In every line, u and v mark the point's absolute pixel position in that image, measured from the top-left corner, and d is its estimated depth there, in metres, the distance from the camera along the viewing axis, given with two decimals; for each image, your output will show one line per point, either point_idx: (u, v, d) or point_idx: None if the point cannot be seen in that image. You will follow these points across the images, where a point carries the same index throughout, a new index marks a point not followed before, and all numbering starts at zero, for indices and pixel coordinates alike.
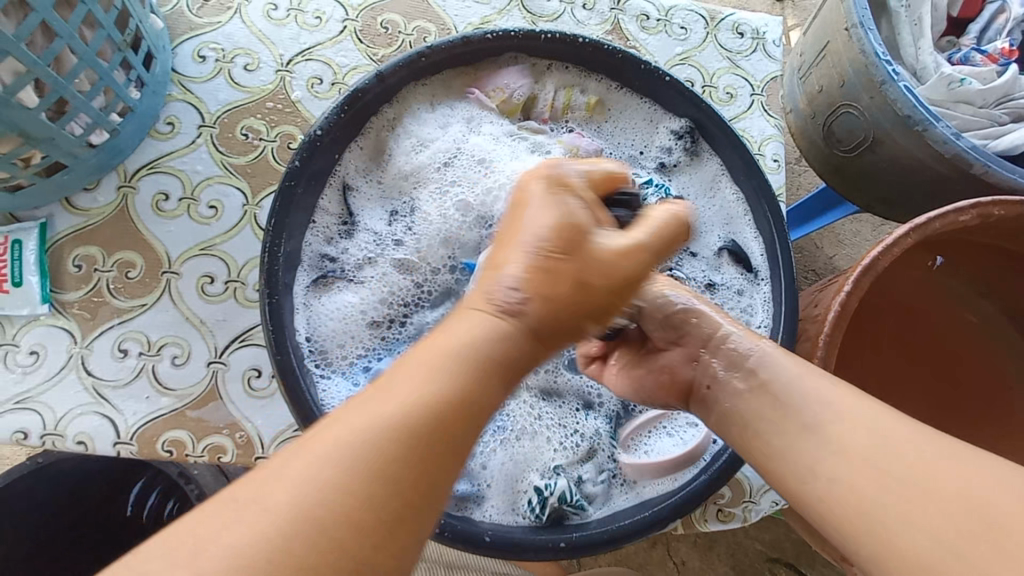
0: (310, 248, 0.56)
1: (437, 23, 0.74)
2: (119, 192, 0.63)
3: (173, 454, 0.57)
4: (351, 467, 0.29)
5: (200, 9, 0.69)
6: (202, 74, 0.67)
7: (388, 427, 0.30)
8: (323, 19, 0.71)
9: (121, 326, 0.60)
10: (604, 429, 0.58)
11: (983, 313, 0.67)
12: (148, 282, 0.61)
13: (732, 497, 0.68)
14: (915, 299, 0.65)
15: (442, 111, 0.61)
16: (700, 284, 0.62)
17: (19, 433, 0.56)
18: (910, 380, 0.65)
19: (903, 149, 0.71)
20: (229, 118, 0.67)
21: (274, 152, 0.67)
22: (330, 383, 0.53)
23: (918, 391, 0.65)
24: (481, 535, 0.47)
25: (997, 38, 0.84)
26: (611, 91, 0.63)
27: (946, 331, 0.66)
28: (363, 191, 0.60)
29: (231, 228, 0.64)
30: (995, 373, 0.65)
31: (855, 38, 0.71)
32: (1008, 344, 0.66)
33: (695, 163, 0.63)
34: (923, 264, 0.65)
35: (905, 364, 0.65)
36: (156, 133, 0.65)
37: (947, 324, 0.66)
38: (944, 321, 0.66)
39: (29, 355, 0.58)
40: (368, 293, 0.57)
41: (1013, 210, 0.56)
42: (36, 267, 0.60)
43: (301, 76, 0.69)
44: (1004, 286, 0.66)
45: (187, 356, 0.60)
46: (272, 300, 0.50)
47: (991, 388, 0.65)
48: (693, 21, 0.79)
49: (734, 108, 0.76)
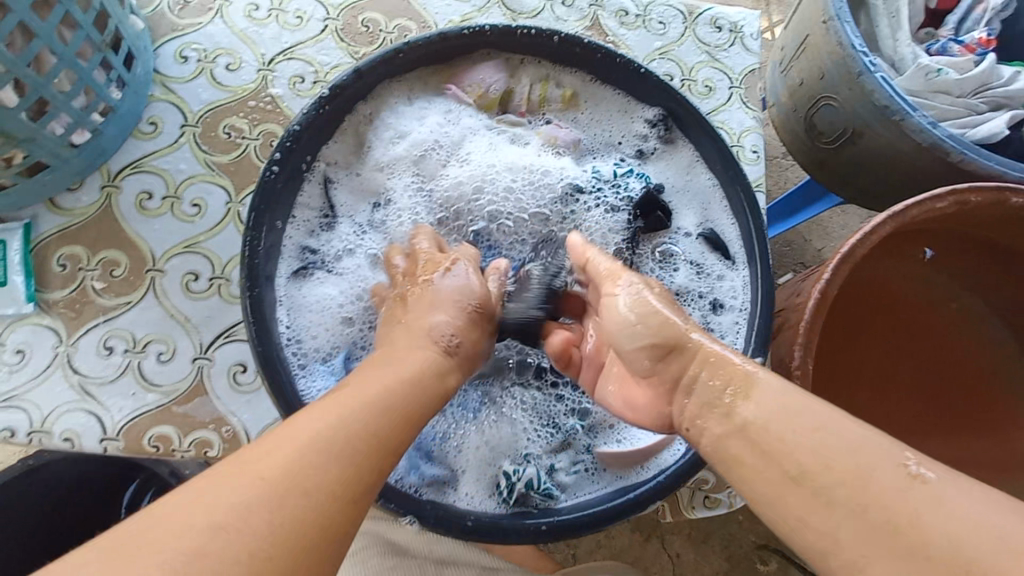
0: (291, 241, 0.56)
1: (418, 21, 0.74)
2: (103, 192, 0.64)
3: (160, 449, 0.58)
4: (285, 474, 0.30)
5: (181, 10, 0.70)
6: (184, 75, 0.68)
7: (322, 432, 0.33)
8: (304, 19, 0.72)
9: (106, 324, 0.60)
10: (580, 421, 0.56)
11: (964, 303, 0.68)
12: (132, 281, 0.62)
13: (716, 483, 0.70)
14: (907, 291, 0.66)
15: (419, 104, 0.62)
16: (688, 262, 0.62)
17: (6, 430, 0.57)
18: (903, 381, 0.66)
19: (881, 140, 0.72)
20: (211, 117, 0.67)
21: (257, 150, 0.67)
22: (313, 373, 0.54)
23: (911, 393, 0.66)
24: (464, 520, 0.47)
25: (974, 28, 0.86)
26: (587, 83, 0.64)
27: (926, 320, 0.67)
28: (343, 185, 0.60)
29: (215, 226, 0.64)
30: (991, 380, 0.66)
31: (832, 30, 0.72)
32: (1010, 355, 0.67)
33: (670, 151, 0.64)
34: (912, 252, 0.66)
35: (892, 361, 0.66)
36: (139, 134, 0.65)
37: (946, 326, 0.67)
38: (941, 319, 0.67)
39: (15, 354, 0.59)
40: (350, 285, 0.58)
41: (989, 197, 0.57)
42: (21, 267, 0.60)
43: (283, 75, 0.70)
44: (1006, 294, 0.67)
45: (173, 353, 0.60)
46: (253, 292, 0.50)
47: (980, 396, 0.66)
48: (672, 16, 0.80)
49: (713, 101, 0.77)
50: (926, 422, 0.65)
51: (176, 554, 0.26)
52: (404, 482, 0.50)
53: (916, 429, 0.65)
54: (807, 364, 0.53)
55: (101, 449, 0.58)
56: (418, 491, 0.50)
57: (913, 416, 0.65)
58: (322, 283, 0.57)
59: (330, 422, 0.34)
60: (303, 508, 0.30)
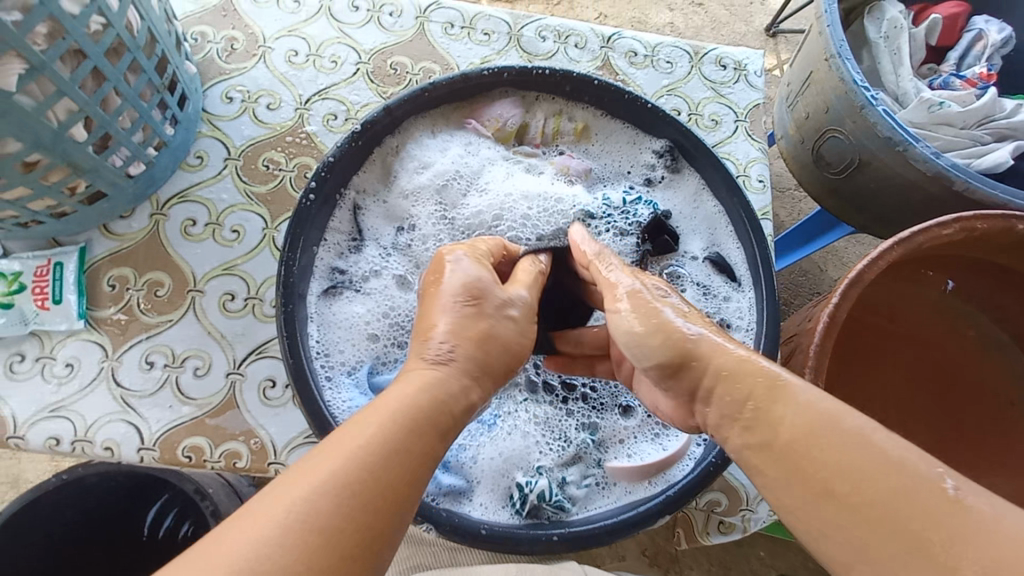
0: (323, 262, 0.60)
1: (442, 64, 0.81)
2: (152, 219, 0.69)
3: (192, 459, 0.61)
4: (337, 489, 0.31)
5: (228, 56, 0.77)
6: (229, 113, 0.74)
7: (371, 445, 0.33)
8: (339, 63, 0.78)
9: (148, 340, 0.65)
10: (591, 436, 0.58)
11: (978, 324, 0.68)
12: (174, 300, 0.66)
13: (729, 506, 0.70)
14: (914, 316, 0.67)
15: (442, 138, 0.67)
16: (698, 285, 0.65)
17: (52, 438, 0.61)
18: (915, 408, 0.65)
19: (888, 169, 0.75)
20: (252, 151, 0.73)
21: (292, 181, 0.73)
22: (340, 385, 0.57)
23: (922, 419, 0.65)
24: (479, 529, 0.49)
25: (976, 63, 0.90)
26: (597, 117, 0.69)
27: (939, 341, 0.68)
28: (371, 211, 0.65)
29: (252, 250, 0.69)
30: (999, 399, 0.66)
31: (834, 67, 0.75)
32: (1015, 372, 0.67)
33: (678, 179, 0.68)
34: (918, 278, 0.67)
35: (901, 387, 0.66)
36: (187, 166, 0.72)
37: (953, 350, 0.67)
38: (947, 342, 0.68)
39: (65, 366, 0.63)
40: (377, 303, 0.62)
41: (995, 224, 0.59)
42: (74, 286, 0.65)
43: (318, 113, 0.76)
44: (1007, 311, 0.67)
45: (208, 367, 0.64)
46: (287, 308, 0.54)
47: (990, 417, 0.65)
48: (678, 56, 0.85)
49: (719, 134, 0.81)
50: (944, 441, 0.65)
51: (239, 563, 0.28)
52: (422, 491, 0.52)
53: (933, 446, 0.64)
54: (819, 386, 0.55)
55: (138, 458, 0.61)
56: (435, 500, 0.52)
57: (929, 434, 0.65)
58: (350, 301, 0.61)
59: (376, 436, 0.34)
60: (354, 512, 0.31)
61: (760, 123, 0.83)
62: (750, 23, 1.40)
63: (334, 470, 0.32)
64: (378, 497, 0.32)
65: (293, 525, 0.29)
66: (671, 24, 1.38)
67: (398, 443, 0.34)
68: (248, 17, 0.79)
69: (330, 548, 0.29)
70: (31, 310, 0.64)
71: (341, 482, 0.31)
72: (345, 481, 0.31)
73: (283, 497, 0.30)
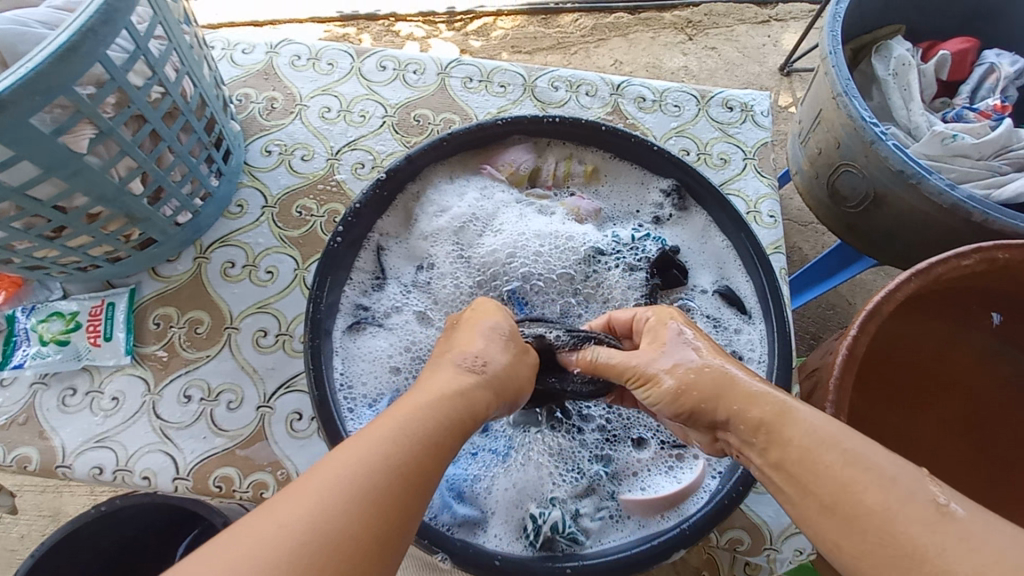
0: (348, 299, 0.64)
1: (461, 114, 0.87)
2: (195, 262, 0.75)
3: (223, 489, 0.64)
4: (392, 459, 0.33)
5: (268, 114, 0.85)
6: (267, 165, 0.81)
7: (419, 421, 0.36)
8: (366, 117, 0.85)
9: (187, 374, 0.69)
10: (604, 469, 0.59)
11: (1017, 364, 0.66)
12: (212, 337, 0.71)
13: (752, 544, 0.67)
14: (937, 352, 0.66)
15: (459, 183, 0.72)
16: (710, 318, 0.66)
17: (96, 468, 0.65)
18: (938, 447, 0.64)
19: (903, 200, 0.75)
20: (287, 199, 0.79)
21: (322, 225, 0.79)
22: (362, 417, 0.60)
23: (944, 458, 0.63)
24: (492, 559, 0.50)
25: (990, 96, 0.90)
26: (607, 160, 0.73)
27: (973, 380, 0.66)
28: (393, 252, 0.69)
29: (284, 289, 0.74)
30: None
31: (841, 104, 0.77)
32: None
33: (686, 217, 0.71)
34: (942, 313, 0.66)
35: (924, 424, 0.64)
36: (228, 214, 0.78)
37: (979, 389, 0.66)
38: (972, 380, 0.66)
39: (111, 400, 0.68)
40: (398, 337, 0.65)
41: (1014, 255, 0.58)
42: (123, 325, 0.71)
43: (347, 162, 0.82)
44: None
45: (240, 401, 0.68)
46: (314, 342, 0.58)
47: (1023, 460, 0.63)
48: (686, 100, 0.89)
49: (728, 171, 0.84)
50: (979, 480, 0.62)
51: (312, 515, 0.29)
52: (438, 521, 0.54)
53: (970, 489, 0.62)
54: (839, 423, 0.54)
55: (173, 487, 0.65)
56: (450, 530, 0.54)
57: (953, 472, 0.63)
58: (371, 335, 0.64)
59: (422, 412, 0.37)
60: (406, 477, 0.33)
61: (770, 161, 0.85)
62: (763, 63, 1.45)
63: (359, 451, 0.33)
64: (423, 468, 0.34)
65: (347, 482, 0.31)
66: (685, 68, 1.44)
67: (433, 416, 0.37)
68: (287, 79, 0.88)
69: (383, 508, 0.31)
70: (85, 347, 0.70)
71: (394, 451, 0.33)
72: (384, 451, 0.33)
73: (348, 457, 0.32)
